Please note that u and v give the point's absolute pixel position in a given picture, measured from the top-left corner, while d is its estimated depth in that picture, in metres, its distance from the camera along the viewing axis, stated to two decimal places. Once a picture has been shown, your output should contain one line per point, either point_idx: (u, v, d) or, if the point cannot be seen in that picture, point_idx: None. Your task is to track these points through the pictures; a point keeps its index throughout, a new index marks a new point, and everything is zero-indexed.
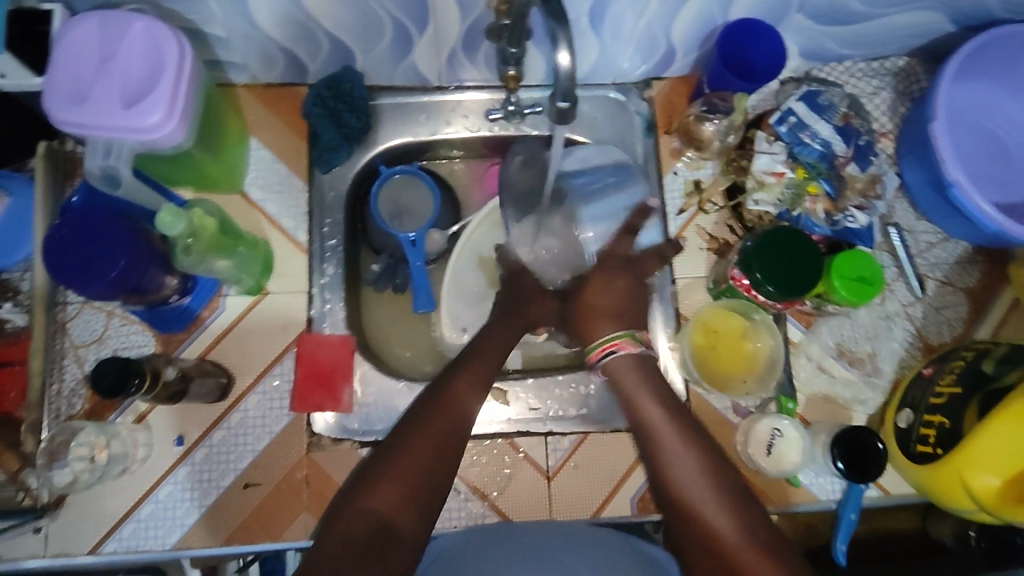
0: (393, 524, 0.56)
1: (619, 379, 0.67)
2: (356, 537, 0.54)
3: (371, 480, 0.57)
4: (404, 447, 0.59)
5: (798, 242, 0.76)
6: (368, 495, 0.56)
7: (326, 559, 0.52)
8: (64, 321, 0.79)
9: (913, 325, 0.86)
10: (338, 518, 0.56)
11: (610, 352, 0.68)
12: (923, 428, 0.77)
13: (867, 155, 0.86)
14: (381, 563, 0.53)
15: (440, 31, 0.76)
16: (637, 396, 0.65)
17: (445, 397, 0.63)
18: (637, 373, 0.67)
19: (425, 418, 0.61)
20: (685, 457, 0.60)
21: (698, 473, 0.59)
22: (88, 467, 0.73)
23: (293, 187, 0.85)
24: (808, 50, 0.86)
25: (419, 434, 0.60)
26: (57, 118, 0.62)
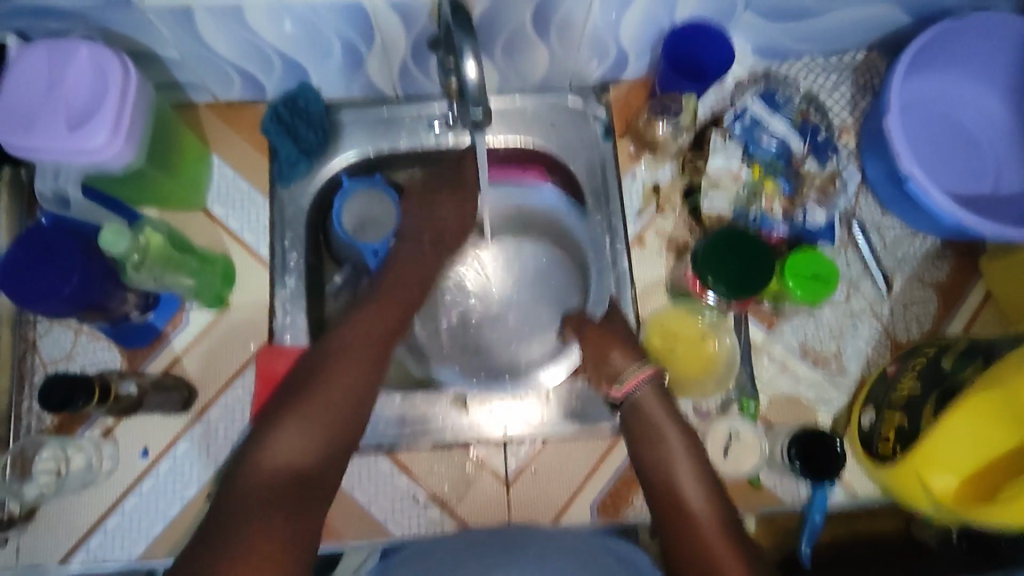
0: (305, 471, 0.65)
1: (646, 409, 0.75)
2: (263, 488, 0.62)
3: (269, 436, 0.66)
4: (305, 398, 0.69)
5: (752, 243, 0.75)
6: (271, 449, 0.65)
7: (233, 501, 0.61)
8: (34, 339, 0.81)
9: (880, 323, 0.85)
10: (249, 467, 0.64)
11: (638, 384, 0.75)
12: (885, 428, 0.75)
13: (826, 151, 0.85)
14: (298, 501, 0.63)
15: (388, 45, 0.77)
16: (652, 421, 0.74)
17: (331, 352, 0.71)
18: (662, 406, 0.75)
19: (323, 373, 0.70)
20: (688, 474, 0.71)
21: (698, 486, 0.70)
22: (53, 480, 0.77)
23: (255, 203, 0.87)
24: (762, 48, 0.85)
25: (331, 385, 0.70)
26: (6, 143, 0.64)
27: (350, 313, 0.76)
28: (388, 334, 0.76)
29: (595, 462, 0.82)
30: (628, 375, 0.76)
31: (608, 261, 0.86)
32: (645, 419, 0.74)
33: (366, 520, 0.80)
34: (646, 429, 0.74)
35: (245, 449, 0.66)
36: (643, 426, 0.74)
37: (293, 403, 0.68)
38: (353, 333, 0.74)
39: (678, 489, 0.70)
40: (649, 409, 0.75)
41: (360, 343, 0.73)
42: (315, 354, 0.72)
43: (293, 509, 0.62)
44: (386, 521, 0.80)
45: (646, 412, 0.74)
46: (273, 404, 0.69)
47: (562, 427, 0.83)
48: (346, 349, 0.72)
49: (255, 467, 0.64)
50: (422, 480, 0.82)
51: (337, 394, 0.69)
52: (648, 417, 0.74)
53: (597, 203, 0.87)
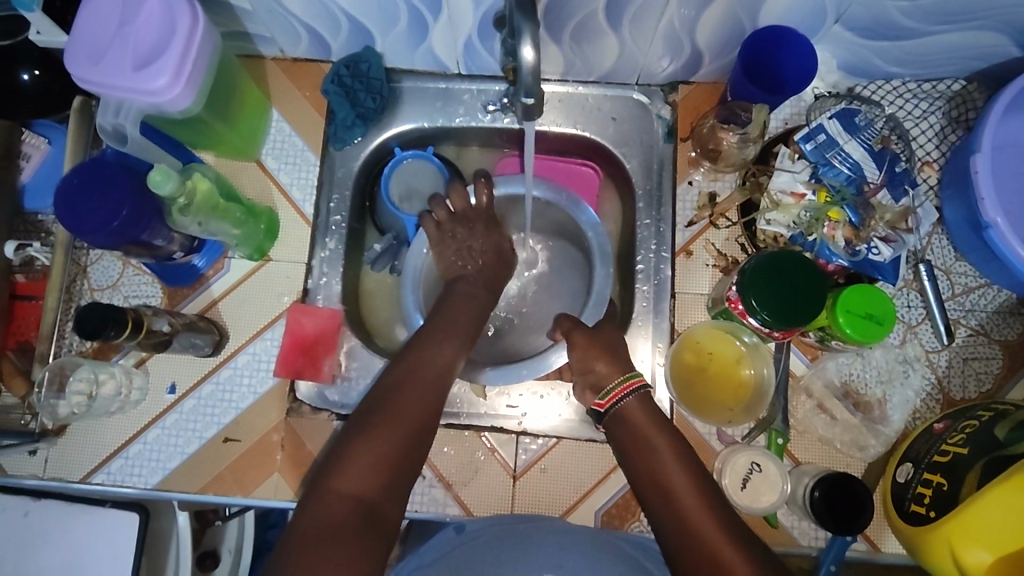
0: (374, 501, 0.60)
1: (634, 423, 0.67)
2: (338, 521, 0.58)
3: (339, 463, 0.61)
4: (375, 416, 0.64)
5: (799, 269, 0.71)
6: (339, 476, 0.60)
7: (307, 536, 0.56)
8: (85, 264, 0.84)
9: (934, 374, 0.79)
10: (318, 498, 0.59)
11: (625, 392, 0.68)
12: (921, 487, 0.70)
13: (902, 184, 0.79)
14: (371, 533, 0.58)
15: (454, 18, 0.75)
16: (641, 425, 0.66)
17: (408, 365, 0.68)
18: (651, 418, 0.67)
19: (396, 396, 0.65)
20: (684, 474, 0.62)
21: (693, 485, 0.62)
22: (84, 402, 0.78)
23: (307, 161, 0.87)
24: (848, 64, 0.79)
25: (400, 399, 0.65)
26: (74, 75, 0.66)
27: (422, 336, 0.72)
28: (453, 357, 0.70)
29: (607, 469, 0.80)
30: (614, 386, 0.69)
31: (650, 269, 0.83)
32: (630, 428, 0.67)
33: None
34: (632, 433, 0.66)
35: (316, 478, 0.61)
36: (631, 435, 0.66)
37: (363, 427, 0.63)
38: (423, 354, 0.69)
39: (676, 495, 0.61)
40: (634, 419, 0.67)
41: (434, 360, 0.69)
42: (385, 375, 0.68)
43: (362, 541, 0.57)
44: None
45: (631, 420, 0.67)
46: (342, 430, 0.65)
47: (578, 429, 0.82)
48: (416, 369, 0.68)
49: (326, 498, 0.59)
50: (431, 459, 0.81)
51: (403, 413, 0.64)
52: (635, 425, 0.67)
53: (648, 207, 0.84)
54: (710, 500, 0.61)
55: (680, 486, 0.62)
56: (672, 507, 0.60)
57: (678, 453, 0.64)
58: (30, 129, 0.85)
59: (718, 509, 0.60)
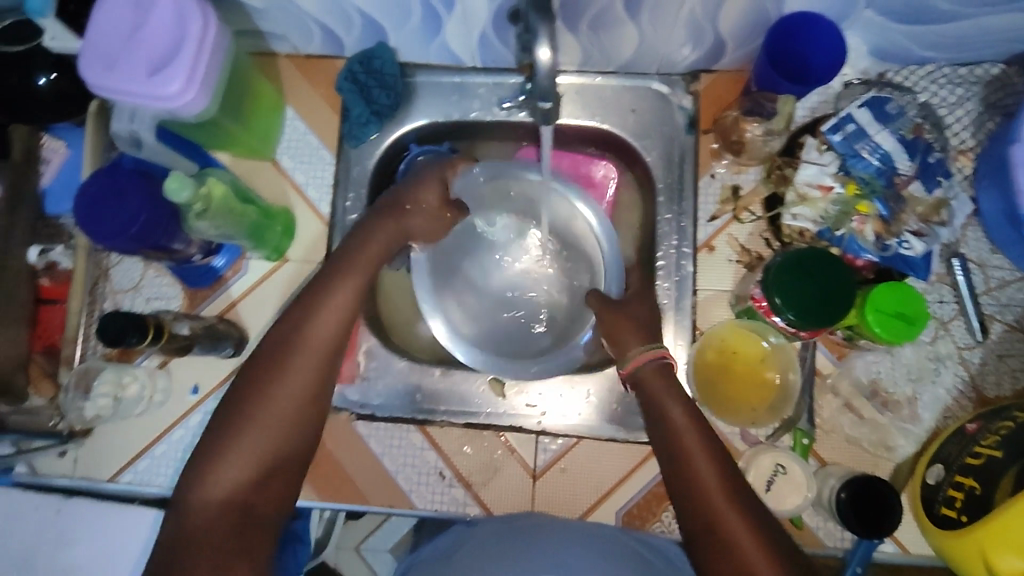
0: (250, 494, 0.62)
1: (657, 398, 0.66)
2: (209, 517, 0.60)
3: (216, 453, 0.61)
4: (250, 401, 0.63)
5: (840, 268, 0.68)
6: (215, 469, 0.61)
7: (194, 537, 0.59)
8: (107, 267, 0.85)
9: (967, 371, 0.77)
10: (195, 488, 0.60)
11: (644, 361, 0.68)
12: (952, 490, 0.69)
13: (936, 175, 0.76)
14: (250, 532, 0.61)
15: (468, 11, 0.73)
16: (660, 396, 0.66)
17: (291, 340, 0.65)
18: (672, 393, 0.66)
19: (270, 377, 0.64)
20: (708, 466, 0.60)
21: (727, 477, 0.60)
22: (110, 404, 0.81)
23: (322, 160, 0.87)
24: (879, 50, 0.76)
25: (278, 379, 0.64)
26: (89, 83, 0.65)
27: (312, 297, 0.67)
28: (346, 317, 0.67)
29: (628, 469, 0.80)
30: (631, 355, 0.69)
31: (671, 265, 0.81)
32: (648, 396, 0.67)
33: (392, 488, 0.80)
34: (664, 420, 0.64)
35: (190, 468, 0.62)
36: (656, 413, 0.65)
37: (232, 424, 0.62)
38: (310, 321, 0.66)
39: (706, 494, 0.59)
40: (650, 388, 0.67)
41: (317, 333, 0.65)
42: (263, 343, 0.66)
43: (240, 548, 0.60)
44: (411, 492, 0.80)
45: (650, 386, 0.67)
46: (221, 407, 0.64)
47: (598, 428, 0.81)
48: (293, 343, 0.65)
49: (198, 495, 0.60)
50: (450, 459, 0.81)
51: (284, 396, 0.63)
52: (654, 395, 0.66)
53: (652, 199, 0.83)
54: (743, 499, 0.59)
55: (708, 480, 0.59)
56: (698, 501, 0.59)
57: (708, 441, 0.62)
58: (50, 133, 0.86)
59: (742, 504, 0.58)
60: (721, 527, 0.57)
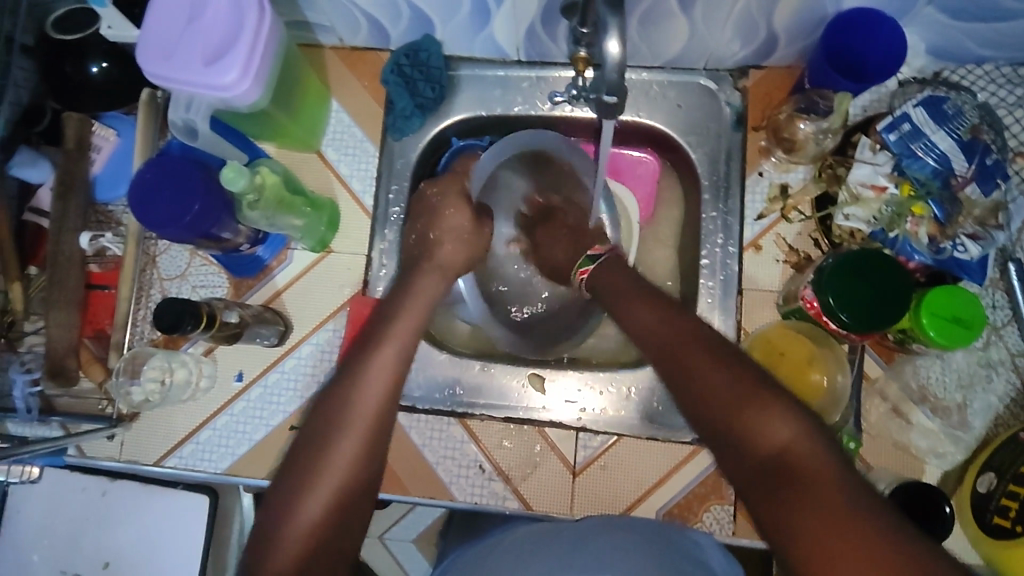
0: (335, 532, 0.56)
1: (610, 293, 0.72)
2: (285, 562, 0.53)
3: (298, 489, 0.56)
4: (330, 432, 0.58)
5: (877, 264, 0.68)
6: (299, 504, 0.55)
7: None
8: (154, 254, 0.86)
9: (1019, 378, 0.75)
10: (277, 532, 0.54)
11: (587, 273, 0.77)
12: (1006, 499, 0.68)
13: (994, 177, 0.73)
14: None
15: (520, 4, 0.73)
16: (617, 276, 0.73)
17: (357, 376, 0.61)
18: (620, 272, 0.74)
19: (343, 411, 0.59)
20: (709, 368, 0.57)
21: (742, 385, 0.54)
22: (158, 389, 0.81)
23: (366, 151, 0.87)
24: (937, 48, 0.74)
25: (351, 408, 0.59)
26: (147, 71, 0.66)
27: (364, 350, 0.63)
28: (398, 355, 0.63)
29: (668, 468, 0.79)
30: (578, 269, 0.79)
31: (715, 263, 0.81)
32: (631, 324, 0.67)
33: (432, 480, 0.81)
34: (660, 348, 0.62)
35: (269, 507, 0.56)
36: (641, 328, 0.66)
37: (315, 452, 0.57)
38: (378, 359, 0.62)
39: (693, 378, 0.57)
40: (628, 308, 0.68)
41: (383, 364, 0.62)
42: (334, 379, 0.62)
43: None
44: (451, 485, 0.81)
45: (598, 278, 0.75)
46: (292, 450, 0.59)
47: (639, 426, 0.81)
48: (361, 371, 0.61)
49: (285, 531, 0.54)
50: (490, 452, 0.81)
51: (361, 424, 0.59)
52: (618, 297, 0.71)
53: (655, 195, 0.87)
54: (763, 394, 0.53)
55: (725, 391, 0.55)
56: (723, 419, 0.54)
57: (717, 353, 0.58)
58: (99, 121, 0.86)
59: (766, 403, 0.53)
60: (747, 421, 0.53)
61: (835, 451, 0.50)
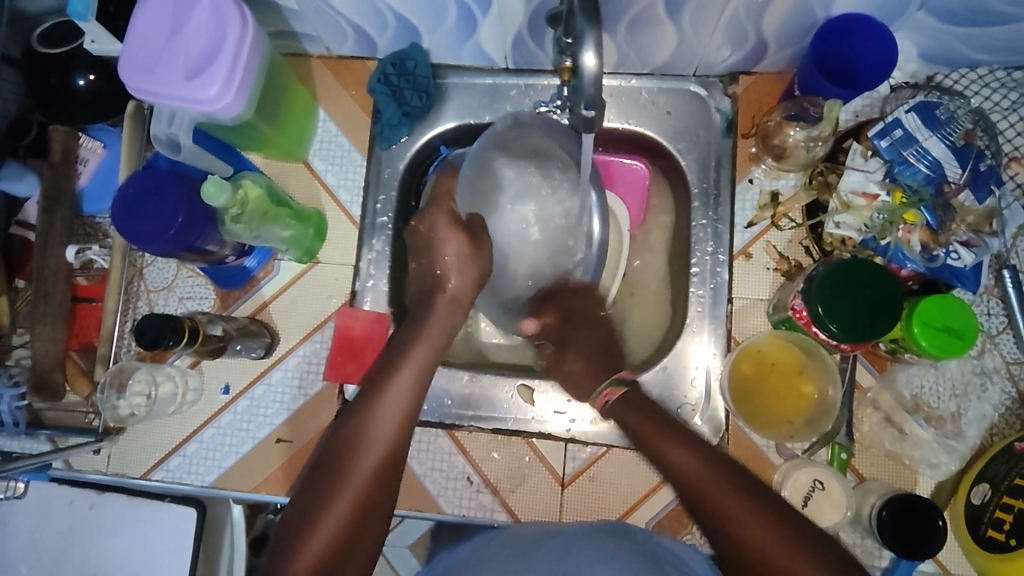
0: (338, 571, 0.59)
1: (623, 421, 0.72)
2: None
3: (303, 530, 0.58)
4: (337, 476, 0.61)
5: (879, 277, 0.67)
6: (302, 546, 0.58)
7: None
8: (142, 266, 0.86)
9: (1015, 387, 0.74)
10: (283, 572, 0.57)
11: (609, 398, 0.74)
12: (1000, 511, 0.66)
13: (987, 183, 0.72)
14: None
15: (504, 12, 0.72)
16: (642, 415, 0.70)
17: (362, 424, 0.64)
18: (636, 407, 0.72)
19: (352, 456, 0.62)
20: (683, 456, 0.65)
21: (767, 528, 0.59)
22: (144, 402, 0.81)
23: (353, 161, 0.87)
24: (929, 52, 0.73)
25: (356, 451, 0.62)
26: (128, 85, 0.66)
27: (372, 390, 0.66)
28: (406, 397, 0.66)
29: (658, 481, 0.78)
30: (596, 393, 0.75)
31: (705, 272, 0.80)
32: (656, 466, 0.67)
33: (419, 492, 0.80)
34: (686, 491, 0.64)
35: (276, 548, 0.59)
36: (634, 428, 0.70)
37: (322, 494, 0.60)
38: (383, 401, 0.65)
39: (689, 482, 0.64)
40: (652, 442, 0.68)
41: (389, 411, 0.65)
42: (342, 422, 0.65)
43: None
44: (439, 497, 0.80)
45: (617, 415, 0.73)
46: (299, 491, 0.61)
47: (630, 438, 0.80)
48: (366, 415, 0.64)
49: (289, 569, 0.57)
50: (479, 464, 0.80)
51: (364, 464, 0.62)
52: (624, 415, 0.72)
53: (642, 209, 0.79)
54: (791, 536, 0.58)
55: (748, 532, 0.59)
56: (744, 550, 0.59)
57: (728, 481, 0.62)
58: (86, 133, 0.85)
59: (796, 542, 0.58)
60: (785, 574, 0.57)
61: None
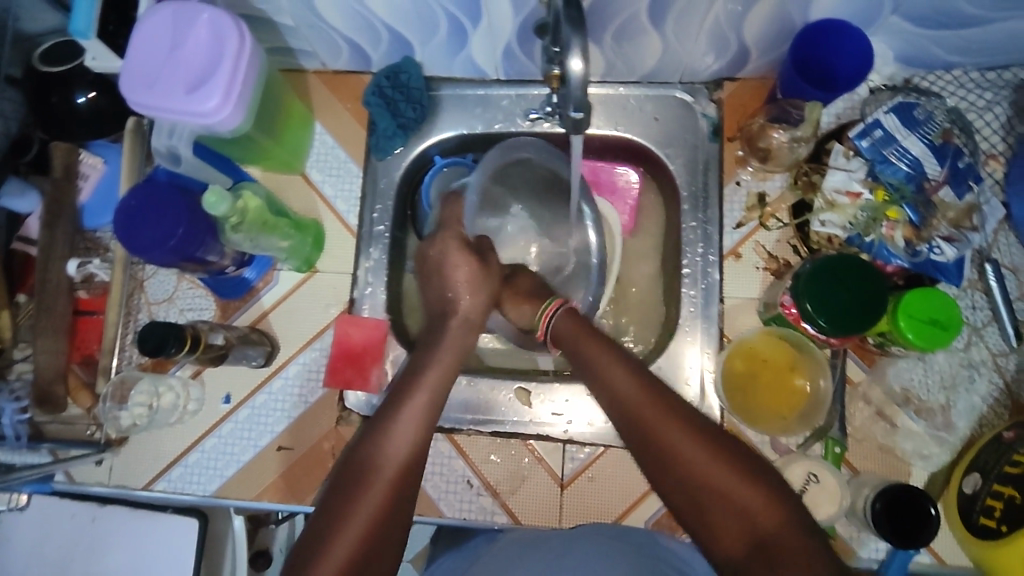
0: None
1: (563, 339, 0.70)
2: None
3: (311, 559, 0.55)
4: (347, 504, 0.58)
5: (845, 271, 0.69)
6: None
7: None
8: (142, 279, 0.87)
9: (1002, 378, 0.75)
10: None
11: (556, 311, 0.72)
12: (991, 499, 0.68)
13: (966, 180, 0.74)
14: None
15: (494, 25, 0.75)
16: (585, 330, 0.69)
17: (372, 446, 0.61)
18: (575, 327, 0.70)
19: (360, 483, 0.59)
20: (630, 387, 0.62)
21: (716, 460, 0.56)
22: (145, 413, 0.82)
23: (350, 172, 0.88)
24: (905, 55, 0.76)
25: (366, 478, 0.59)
26: (130, 99, 0.68)
27: (386, 417, 0.63)
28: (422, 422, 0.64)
29: None
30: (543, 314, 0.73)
31: (696, 272, 0.81)
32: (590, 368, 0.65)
33: (421, 496, 0.81)
34: (635, 417, 0.60)
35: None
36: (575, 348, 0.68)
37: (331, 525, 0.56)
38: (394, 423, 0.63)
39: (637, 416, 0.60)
40: (592, 355, 0.66)
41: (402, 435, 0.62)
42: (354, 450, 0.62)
43: None
44: (440, 501, 0.81)
45: (563, 330, 0.70)
46: (306, 526, 0.58)
47: None
48: (377, 440, 0.61)
49: None
50: (478, 467, 0.81)
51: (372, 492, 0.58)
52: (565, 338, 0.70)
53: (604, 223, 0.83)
54: (721, 454, 0.57)
55: (695, 457, 0.57)
56: (690, 476, 0.57)
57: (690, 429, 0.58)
58: (87, 150, 0.87)
59: (741, 478, 0.56)
60: (722, 493, 0.55)
61: (804, 529, 0.53)
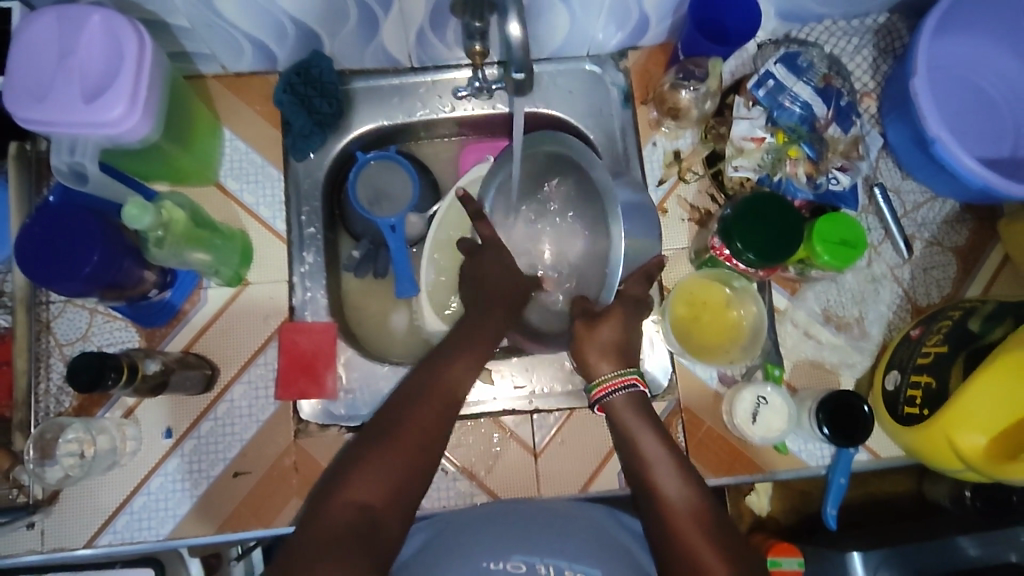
0: None
1: (619, 418, 0.67)
2: None
3: None
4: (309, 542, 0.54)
5: (776, 206, 0.75)
6: None
7: None
8: (48, 320, 0.79)
9: (901, 287, 0.86)
10: None
11: (616, 388, 0.68)
12: (911, 390, 0.76)
13: (849, 116, 0.85)
14: None
15: (405, 10, 0.74)
16: (636, 413, 0.67)
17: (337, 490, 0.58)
18: (637, 410, 0.67)
19: (321, 521, 0.55)
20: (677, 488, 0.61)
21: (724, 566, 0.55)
22: (78, 462, 0.74)
23: (269, 176, 0.85)
24: (784, 11, 0.83)
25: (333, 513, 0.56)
26: (20, 116, 0.61)
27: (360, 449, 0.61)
28: (404, 454, 0.60)
29: None
30: (601, 381, 0.68)
31: None
32: (637, 451, 0.65)
33: None
34: (664, 517, 0.59)
35: None
36: (622, 433, 0.66)
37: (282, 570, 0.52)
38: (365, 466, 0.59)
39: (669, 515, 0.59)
40: (638, 439, 0.65)
41: (378, 468, 0.59)
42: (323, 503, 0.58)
43: None
44: None
45: (623, 413, 0.67)
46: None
47: (588, 397, 0.83)
48: (341, 485, 0.58)
49: None
50: (449, 452, 0.81)
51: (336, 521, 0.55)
52: (621, 418, 0.67)
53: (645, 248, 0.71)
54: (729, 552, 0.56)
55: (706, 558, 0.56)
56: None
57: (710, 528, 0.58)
58: None
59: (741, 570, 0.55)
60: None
61: None
